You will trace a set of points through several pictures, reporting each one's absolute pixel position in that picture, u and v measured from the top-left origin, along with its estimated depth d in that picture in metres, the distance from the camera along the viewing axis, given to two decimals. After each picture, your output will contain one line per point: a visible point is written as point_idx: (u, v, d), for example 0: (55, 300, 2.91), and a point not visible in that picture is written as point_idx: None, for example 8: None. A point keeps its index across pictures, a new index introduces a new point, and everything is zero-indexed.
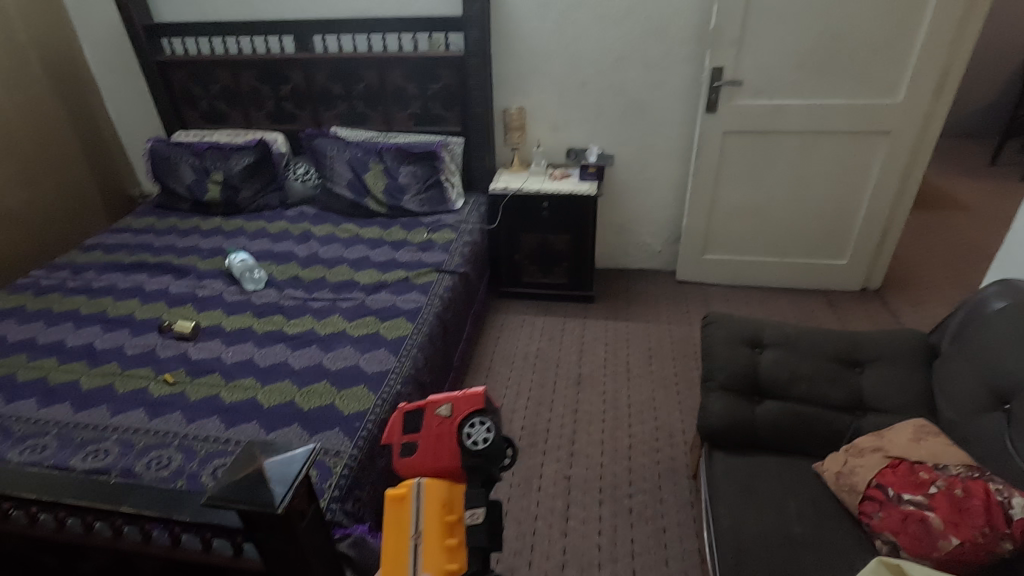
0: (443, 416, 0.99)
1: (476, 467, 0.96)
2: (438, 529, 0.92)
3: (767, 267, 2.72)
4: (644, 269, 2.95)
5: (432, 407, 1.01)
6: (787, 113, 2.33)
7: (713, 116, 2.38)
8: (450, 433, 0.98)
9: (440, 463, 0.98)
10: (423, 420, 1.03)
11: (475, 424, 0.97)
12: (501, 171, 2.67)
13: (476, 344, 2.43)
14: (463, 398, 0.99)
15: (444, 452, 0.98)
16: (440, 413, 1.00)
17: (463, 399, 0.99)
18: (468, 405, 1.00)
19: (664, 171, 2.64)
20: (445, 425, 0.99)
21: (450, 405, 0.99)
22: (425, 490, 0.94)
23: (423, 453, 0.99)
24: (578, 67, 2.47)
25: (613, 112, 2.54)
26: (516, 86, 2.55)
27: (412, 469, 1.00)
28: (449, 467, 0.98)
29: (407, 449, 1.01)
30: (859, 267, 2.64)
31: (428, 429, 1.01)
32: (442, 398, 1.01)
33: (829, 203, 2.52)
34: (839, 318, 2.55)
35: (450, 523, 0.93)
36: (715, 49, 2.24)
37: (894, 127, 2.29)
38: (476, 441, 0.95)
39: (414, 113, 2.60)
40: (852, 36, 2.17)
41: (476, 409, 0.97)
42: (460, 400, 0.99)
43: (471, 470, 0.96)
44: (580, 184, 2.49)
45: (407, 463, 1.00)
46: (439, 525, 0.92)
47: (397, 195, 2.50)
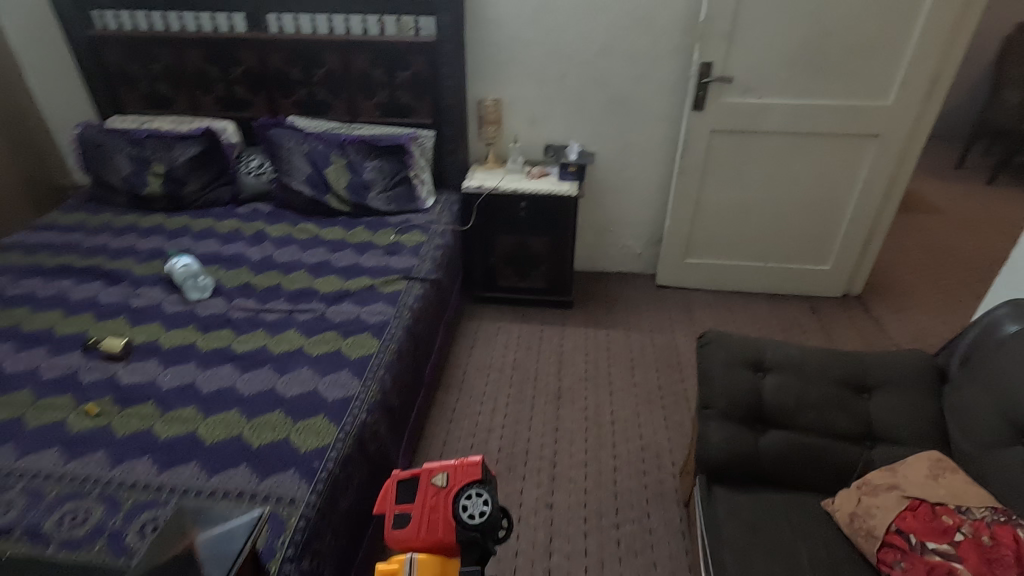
0: (440, 487, 1.00)
1: (473, 542, 0.96)
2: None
3: (750, 271, 2.63)
4: (624, 272, 2.82)
5: (427, 477, 1.02)
6: (777, 114, 2.23)
7: (699, 114, 2.25)
8: (446, 504, 0.98)
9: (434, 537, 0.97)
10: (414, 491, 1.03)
11: (471, 497, 0.98)
12: (475, 168, 2.49)
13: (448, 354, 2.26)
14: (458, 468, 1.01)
15: (438, 524, 0.97)
16: (435, 485, 1.01)
17: (457, 471, 1.01)
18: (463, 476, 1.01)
19: (647, 170, 2.52)
20: (440, 496, 0.99)
21: (446, 474, 1.01)
22: (420, 565, 0.94)
23: (417, 525, 0.98)
24: (559, 58, 2.30)
25: (595, 107, 2.39)
26: (492, 76, 2.37)
27: (403, 542, 0.98)
28: (443, 542, 0.97)
29: (399, 521, 1.00)
30: (842, 272, 2.58)
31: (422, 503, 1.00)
32: (437, 467, 1.03)
33: (815, 207, 2.44)
34: (823, 326, 2.48)
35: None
36: (705, 43, 2.11)
37: (883, 131, 2.22)
38: (472, 513, 0.96)
39: (380, 102, 2.39)
40: (846, 34, 2.07)
41: (472, 479, 1.00)
42: (455, 472, 1.01)
43: (466, 544, 0.97)
44: (561, 184, 2.33)
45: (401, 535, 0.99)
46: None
47: (362, 193, 2.29)
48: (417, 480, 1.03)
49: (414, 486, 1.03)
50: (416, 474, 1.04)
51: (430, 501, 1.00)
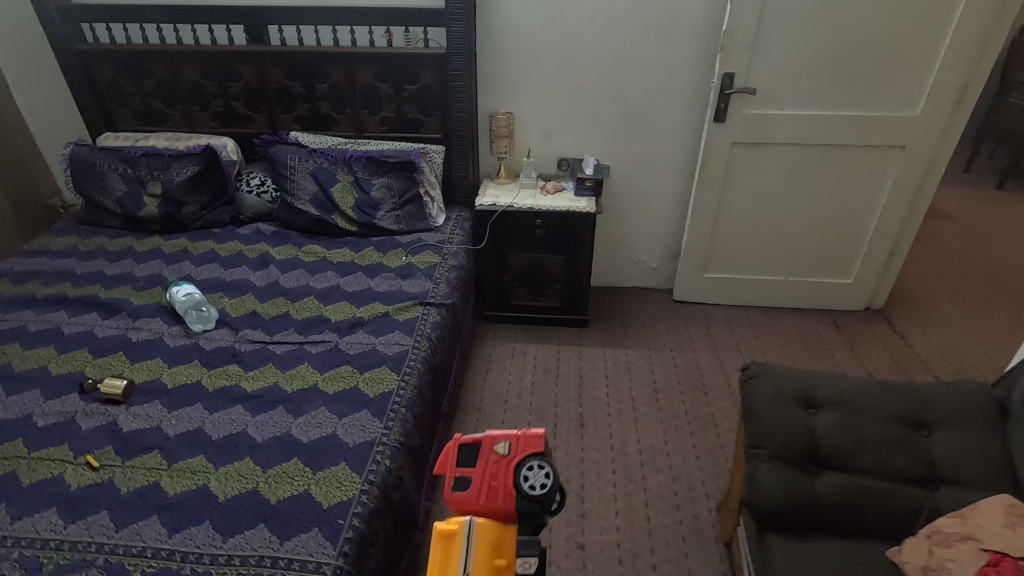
0: (502, 454, 0.85)
1: (535, 513, 0.83)
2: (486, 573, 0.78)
3: (770, 285, 2.56)
4: (639, 287, 2.74)
5: (487, 445, 0.87)
6: (801, 125, 2.15)
7: (721, 126, 2.17)
8: (507, 472, 0.84)
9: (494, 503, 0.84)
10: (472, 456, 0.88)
11: (536, 467, 0.84)
12: (486, 183, 2.40)
13: (464, 379, 2.16)
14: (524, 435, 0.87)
15: (497, 492, 0.84)
16: (496, 450, 0.86)
17: (523, 439, 0.86)
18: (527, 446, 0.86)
19: (664, 183, 2.44)
20: (501, 465, 0.85)
21: (507, 442, 0.86)
22: (477, 531, 0.80)
23: (476, 489, 0.84)
24: (573, 69, 2.22)
25: (610, 119, 2.31)
26: (504, 88, 2.28)
27: (460, 506, 0.85)
28: (503, 509, 0.84)
29: (457, 485, 0.87)
30: (865, 285, 2.51)
31: (480, 467, 0.85)
32: (499, 434, 0.88)
33: (837, 220, 2.37)
34: (848, 341, 2.41)
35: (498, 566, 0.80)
36: (727, 53, 2.03)
37: (910, 142, 2.15)
38: (533, 486, 0.82)
39: (387, 116, 2.29)
40: (874, 43, 2.00)
41: (537, 450, 0.85)
42: (520, 437, 0.86)
43: (525, 516, 0.84)
44: (577, 200, 2.24)
45: (457, 497, 0.85)
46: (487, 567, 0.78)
47: (370, 212, 2.19)
48: (477, 446, 0.88)
49: (472, 448, 0.88)
50: (476, 437, 0.88)
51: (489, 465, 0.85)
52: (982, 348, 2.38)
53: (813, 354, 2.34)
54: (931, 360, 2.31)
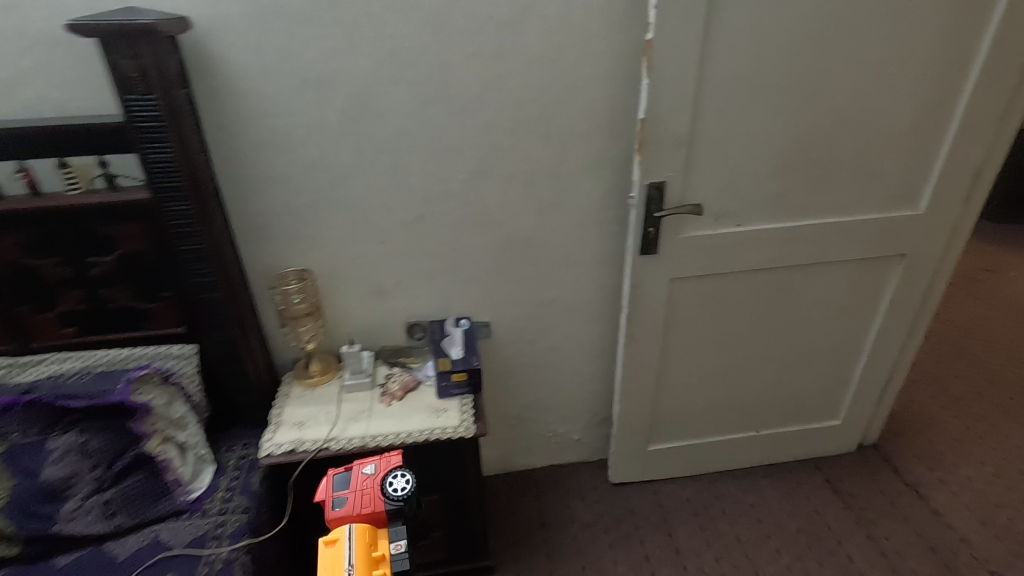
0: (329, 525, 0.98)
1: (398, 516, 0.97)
2: (367, 563, 0.91)
3: (736, 445, 1.80)
4: (558, 465, 1.88)
5: (357, 468, 1.03)
6: (767, 243, 1.41)
7: (652, 259, 1.37)
8: (375, 489, 1.00)
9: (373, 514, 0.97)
10: (348, 481, 1.02)
11: (405, 475, 1.01)
12: (288, 389, 1.41)
13: None
14: (326, 488, 1.01)
15: (367, 499, 0.98)
16: (368, 479, 1.02)
17: (388, 462, 1.04)
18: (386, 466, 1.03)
19: (573, 334, 1.61)
20: (369, 485, 1.00)
21: (374, 464, 1.03)
22: (357, 533, 0.93)
23: (349, 515, 0.96)
24: (405, 192, 1.32)
25: (480, 258, 1.44)
26: (290, 233, 1.33)
27: (334, 518, 0.97)
28: (374, 513, 0.97)
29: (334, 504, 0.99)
30: (857, 424, 1.83)
31: (361, 489, 1.00)
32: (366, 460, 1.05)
33: (819, 354, 1.66)
34: (858, 520, 1.69)
35: (380, 557, 0.92)
36: (651, 153, 1.23)
37: (909, 249, 1.48)
38: (396, 488, 0.97)
39: (69, 310, 1.24)
40: (863, 121, 1.29)
41: (398, 464, 1.02)
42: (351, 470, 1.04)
43: (394, 514, 0.97)
44: (443, 411, 1.32)
45: (335, 516, 0.97)
46: (367, 560, 0.91)
47: (46, 509, 1.13)
48: (347, 474, 1.02)
49: (371, 471, 1.02)
50: (350, 493, 1.00)
51: (336, 511, 0.97)
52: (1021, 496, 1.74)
53: (823, 559, 1.58)
54: (973, 536, 1.63)
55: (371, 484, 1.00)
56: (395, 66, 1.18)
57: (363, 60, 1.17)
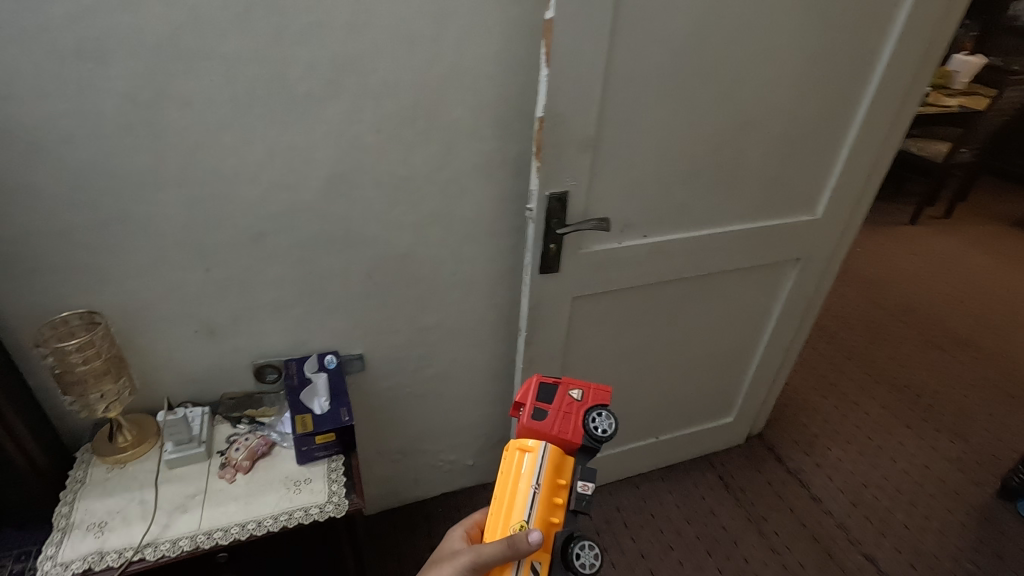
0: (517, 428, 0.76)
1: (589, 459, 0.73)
2: (547, 499, 0.69)
3: (636, 454, 1.73)
4: (452, 493, 1.69)
5: (564, 386, 0.76)
6: (673, 255, 1.28)
7: (553, 278, 1.19)
8: (579, 416, 0.74)
9: (570, 442, 0.72)
10: (550, 392, 0.76)
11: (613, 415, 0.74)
12: (83, 472, 1.04)
13: None
14: (523, 393, 0.77)
15: (569, 423, 0.73)
16: (574, 400, 0.75)
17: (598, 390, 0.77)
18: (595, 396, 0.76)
19: (463, 357, 1.39)
20: (576, 408, 0.74)
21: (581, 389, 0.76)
22: (551, 455, 0.70)
23: (546, 432, 0.72)
24: (237, 204, 0.99)
25: (345, 281, 1.16)
26: (63, 265, 0.95)
27: (526, 426, 0.73)
28: (569, 441, 0.72)
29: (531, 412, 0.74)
30: (746, 419, 1.85)
31: (563, 411, 0.73)
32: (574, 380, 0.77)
33: (716, 358, 1.62)
34: (750, 517, 1.70)
35: (565, 489, 0.71)
36: (553, 159, 1.03)
37: (804, 253, 1.45)
38: (602, 428, 0.72)
39: None
40: (771, 124, 1.18)
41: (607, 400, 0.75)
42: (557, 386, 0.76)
43: (587, 450, 0.73)
44: (305, 483, 1.04)
45: (532, 423, 0.72)
46: (551, 491, 0.69)
47: None
48: (553, 384, 0.76)
49: (580, 392, 0.76)
50: (551, 408, 0.74)
51: (529, 420, 0.73)
52: (882, 472, 1.87)
53: (722, 565, 1.57)
54: (848, 521, 1.71)
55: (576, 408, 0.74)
56: (204, 34, 0.84)
57: (153, 24, 0.81)
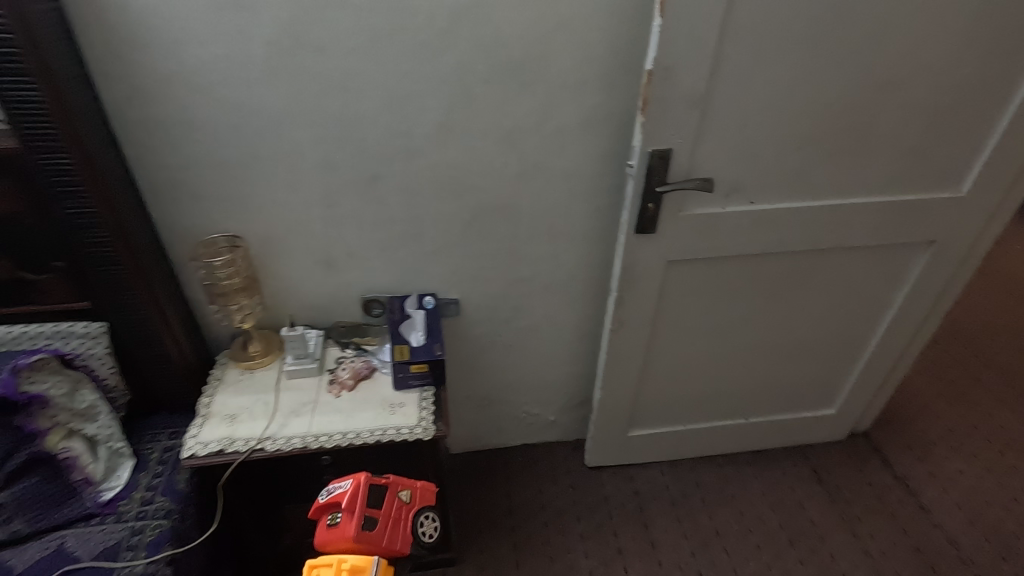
0: (333, 526, 0.95)
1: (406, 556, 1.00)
2: None
3: (722, 433, 1.68)
4: (531, 445, 1.76)
5: (392, 489, 1.00)
6: (780, 226, 1.21)
7: (649, 239, 1.18)
8: (407, 524, 0.99)
9: (397, 544, 0.96)
10: (381, 496, 0.99)
11: (434, 517, 1.05)
12: (220, 371, 1.21)
13: None
14: (350, 495, 0.96)
15: (398, 534, 0.97)
16: (399, 500, 1.00)
17: (422, 493, 1.04)
18: (421, 496, 1.05)
19: (552, 313, 1.43)
20: (403, 515, 0.99)
21: (408, 491, 1.02)
22: (382, 568, 0.91)
23: (377, 532, 0.95)
24: (358, 148, 1.09)
25: (446, 228, 1.23)
26: (216, 192, 1.10)
27: (357, 540, 0.93)
28: (396, 548, 0.95)
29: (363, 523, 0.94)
30: (849, 414, 1.72)
31: (390, 513, 0.98)
32: (400, 482, 1.03)
33: (821, 343, 1.51)
34: (843, 515, 1.60)
35: None
36: (658, 115, 1.01)
37: (938, 235, 1.30)
38: (428, 532, 1.03)
39: None
40: (914, 85, 1.06)
41: (430, 502, 1.05)
42: (389, 490, 1.00)
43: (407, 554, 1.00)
44: (399, 407, 1.15)
45: (363, 534, 0.93)
46: None
47: None
48: (382, 487, 1.00)
49: (405, 497, 1.01)
50: (380, 510, 0.97)
51: (356, 533, 0.93)
52: (1012, 493, 1.66)
53: (805, 558, 1.50)
54: (961, 537, 1.56)
55: (400, 508, 1.00)
56: None
57: None
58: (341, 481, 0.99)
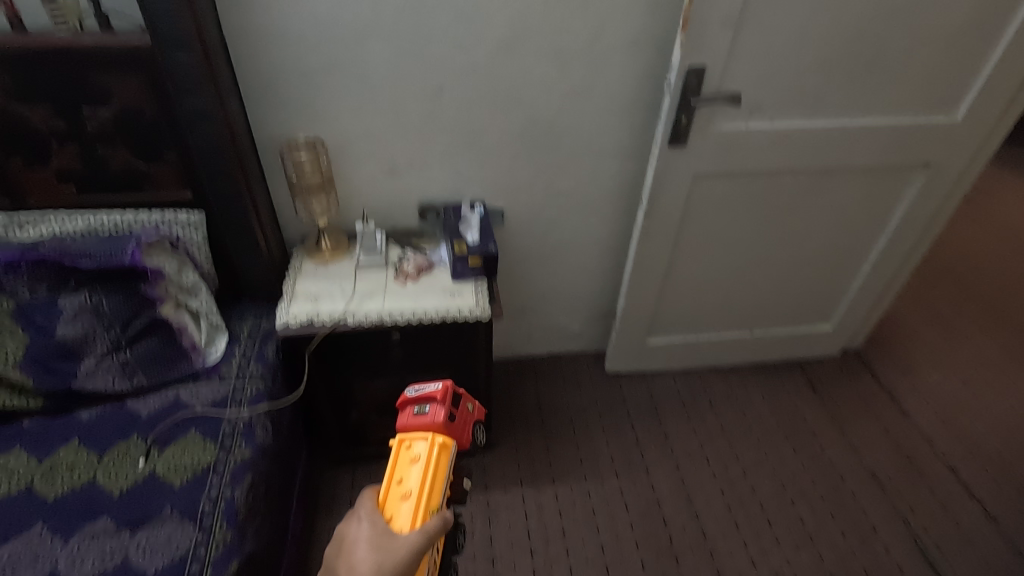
0: (421, 413, 0.80)
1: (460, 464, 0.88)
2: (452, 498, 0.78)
3: (730, 345, 1.87)
4: (557, 355, 1.95)
5: (465, 396, 0.86)
6: (795, 144, 1.37)
7: (679, 151, 1.33)
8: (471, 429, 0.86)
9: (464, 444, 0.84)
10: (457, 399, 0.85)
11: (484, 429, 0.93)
12: (299, 263, 1.38)
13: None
14: (445, 391, 0.82)
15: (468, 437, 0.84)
16: (470, 410, 0.87)
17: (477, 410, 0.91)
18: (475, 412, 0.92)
19: (586, 226, 1.59)
20: (471, 422, 0.86)
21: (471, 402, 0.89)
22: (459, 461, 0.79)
23: (457, 433, 0.82)
24: (427, 61, 1.23)
25: (498, 141, 1.38)
26: (301, 98, 1.24)
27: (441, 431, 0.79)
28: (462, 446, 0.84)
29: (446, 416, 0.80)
30: (845, 331, 1.91)
31: (464, 415, 0.84)
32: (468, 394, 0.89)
33: (823, 261, 1.69)
34: (834, 416, 1.81)
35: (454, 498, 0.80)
36: (696, 32, 1.15)
37: (936, 158, 1.45)
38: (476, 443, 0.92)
39: (62, 167, 1.16)
40: (923, 13, 1.20)
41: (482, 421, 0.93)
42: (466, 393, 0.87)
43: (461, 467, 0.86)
44: (458, 293, 1.32)
45: (448, 428, 0.80)
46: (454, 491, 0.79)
47: (64, 366, 1.15)
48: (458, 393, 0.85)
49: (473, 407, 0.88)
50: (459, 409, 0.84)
51: (447, 422, 0.79)
52: (985, 403, 1.86)
53: (799, 448, 1.71)
54: (936, 436, 1.77)
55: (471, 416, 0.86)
56: None
57: None
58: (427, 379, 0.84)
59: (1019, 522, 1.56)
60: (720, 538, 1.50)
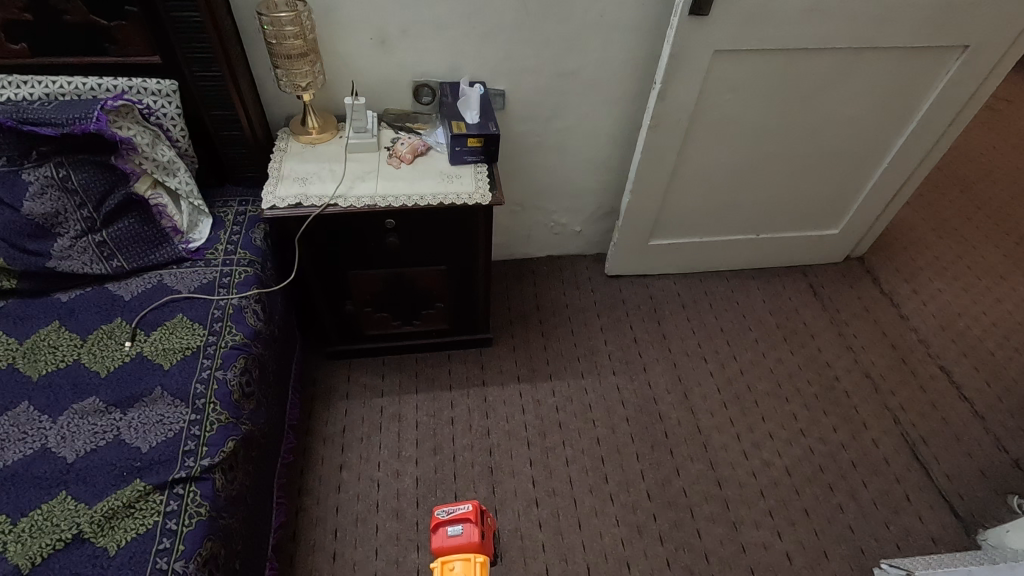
0: (457, 533, 1.12)
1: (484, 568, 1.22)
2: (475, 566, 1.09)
3: (733, 247, 1.83)
4: (556, 256, 1.89)
5: (483, 518, 1.19)
6: (827, 16, 1.24)
7: (700, 23, 1.20)
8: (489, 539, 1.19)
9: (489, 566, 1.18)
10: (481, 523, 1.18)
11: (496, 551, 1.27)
12: (284, 143, 1.28)
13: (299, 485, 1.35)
14: (474, 513, 1.15)
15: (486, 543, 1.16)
16: (488, 524, 1.21)
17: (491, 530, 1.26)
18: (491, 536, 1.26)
19: (592, 113, 1.48)
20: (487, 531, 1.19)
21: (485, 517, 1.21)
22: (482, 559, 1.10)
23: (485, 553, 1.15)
24: None
25: (501, 7, 1.24)
26: None
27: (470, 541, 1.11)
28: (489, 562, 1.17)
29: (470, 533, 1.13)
30: (851, 235, 1.86)
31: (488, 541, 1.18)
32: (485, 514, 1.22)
33: (839, 157, 1.60)
34: (833, 320, 1.80)
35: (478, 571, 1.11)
36: None
37: (973, 40, 1.34)
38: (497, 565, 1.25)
39: (7, 19, 1.02)
40: None
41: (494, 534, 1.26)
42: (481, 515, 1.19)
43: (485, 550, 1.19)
44: (457, 178, 1.24)
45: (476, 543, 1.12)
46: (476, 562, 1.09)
47: (35, 246, 1.08)
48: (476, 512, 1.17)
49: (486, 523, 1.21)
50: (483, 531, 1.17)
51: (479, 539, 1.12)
52: (983, 309, 1.86)
53: (796, 349, 1.71)
54: (933, 340, 1.77)
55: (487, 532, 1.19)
56: None
57: None
58: (458, 503, 1.16)
59: (1006, 420, 1.59)
60: (714, 432, 1.52)
